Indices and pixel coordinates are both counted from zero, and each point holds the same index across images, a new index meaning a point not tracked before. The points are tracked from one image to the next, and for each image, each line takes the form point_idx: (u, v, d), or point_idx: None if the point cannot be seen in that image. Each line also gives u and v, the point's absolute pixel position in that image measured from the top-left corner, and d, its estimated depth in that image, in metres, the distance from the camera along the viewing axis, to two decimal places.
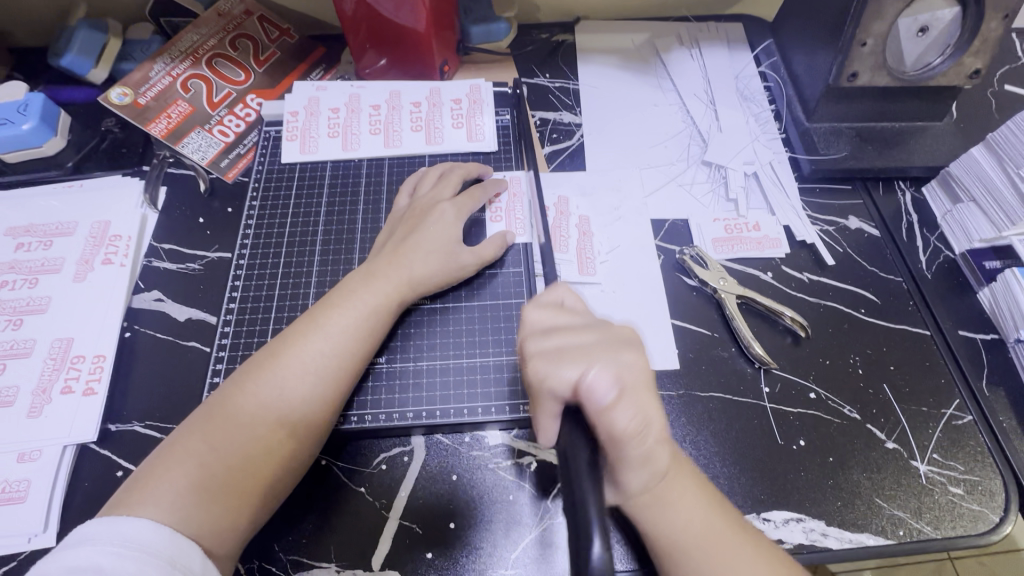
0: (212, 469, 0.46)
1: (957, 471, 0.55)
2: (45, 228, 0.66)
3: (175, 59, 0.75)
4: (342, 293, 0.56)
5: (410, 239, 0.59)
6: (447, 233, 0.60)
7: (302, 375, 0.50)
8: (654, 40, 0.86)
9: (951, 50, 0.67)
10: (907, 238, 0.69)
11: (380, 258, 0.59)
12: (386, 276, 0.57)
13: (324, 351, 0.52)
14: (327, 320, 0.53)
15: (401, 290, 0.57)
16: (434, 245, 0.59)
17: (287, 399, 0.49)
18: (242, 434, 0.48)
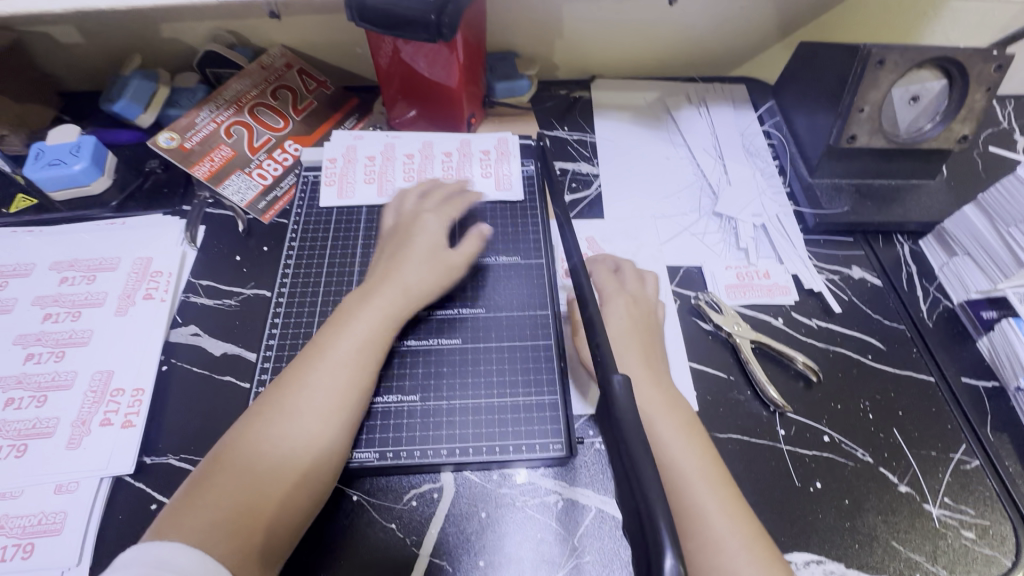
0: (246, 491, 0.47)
1: (968, 515, 0.57)
2: (89, 263, 0.69)
3: (220, 107, 0.80)
4: (346, 311, 0.58)
5: (402, 251, 0.63)
6: (433, 241, 0.64)
7: (321, 397, 0.52)
8: (664, 98, 0.93)
9: (941, 116, 0.73)
10: (908, 288, 0.73)
11: (376, 273, 0.62)
12: (383, 290, 0.59)
13: (337, 369, 0.54)
14: (337, 339, 0.55)
15: (398, 299, 0.59)
16: (427, 251, 0.63)
17: (308, 420, 0.51)
18: (271, 458, 0.49)
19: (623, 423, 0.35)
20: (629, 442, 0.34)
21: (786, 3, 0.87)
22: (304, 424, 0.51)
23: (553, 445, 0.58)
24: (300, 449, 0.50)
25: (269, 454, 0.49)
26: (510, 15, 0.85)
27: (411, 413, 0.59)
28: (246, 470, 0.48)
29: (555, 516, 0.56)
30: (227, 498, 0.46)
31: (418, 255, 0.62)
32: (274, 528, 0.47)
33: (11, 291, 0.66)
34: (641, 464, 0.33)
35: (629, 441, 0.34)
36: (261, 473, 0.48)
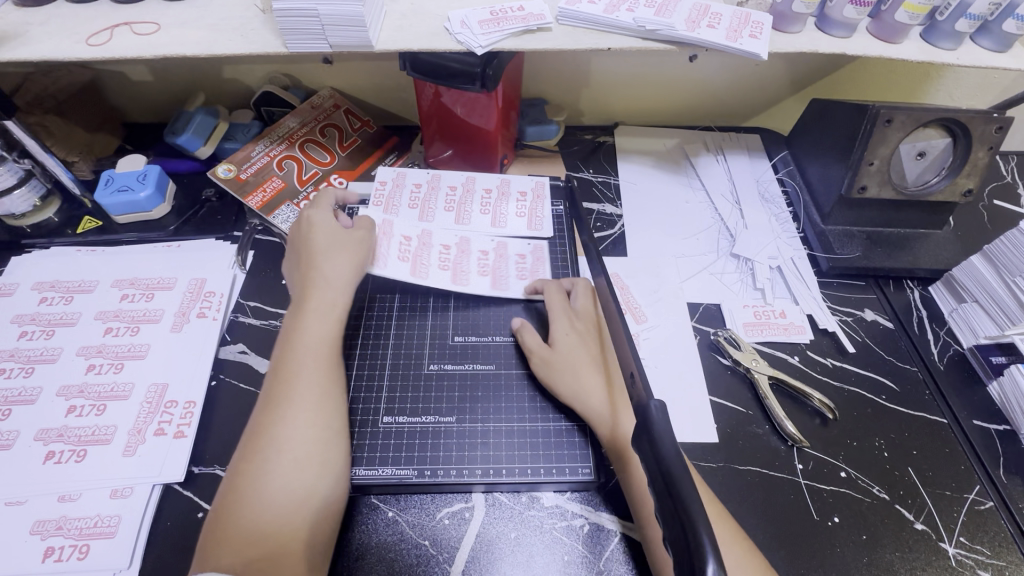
0: (270, 507, 0.51)
1: (983, 554, 0.59)
2: (147, 282, 0.74)
3: (274, 142, 0.86)
4: (298, 326, 0.61)
5: (311, 248, 0.67)
6: (332, 234, 0.69)
7: (302, 412, 0.56)
8: (683, 145, 0.99)
9: (946, 171, 0.78)
10: (919, 331, 0.77)
11: (300, 283, 0.65)
12: (303, 302, 0.63)
13: (309, 384, 0.58)
14: (294, 354, 0.59)
15: (339, 301, 0.64)
16: (332, 244, 0.67)
17: (297, 435, 0.54)
18: (280, 477, 0.52)
19: (661, 449, 0.38)
20: (670, 468, 0.37)
21: (798, 63, 0.94)
22: (299, 440, 0.54)
23: (581, 469, 0.61)
24: (295, 461, 0.53)
25: (275, 474, 0.52)
26: (542, 67, 0.93)
27: (419, 422, 0.63)
28: (259, 490, 0.51)
29: (579, 540, 0.58)
30: (249, 522, 0.50)
31: (333, 250, 0.67)
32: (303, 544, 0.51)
33: (75, 305, 0.71)
34: (683, 486, 0.36)
35: (669, 465, 0.37)
36: (276, 491, 0.52)
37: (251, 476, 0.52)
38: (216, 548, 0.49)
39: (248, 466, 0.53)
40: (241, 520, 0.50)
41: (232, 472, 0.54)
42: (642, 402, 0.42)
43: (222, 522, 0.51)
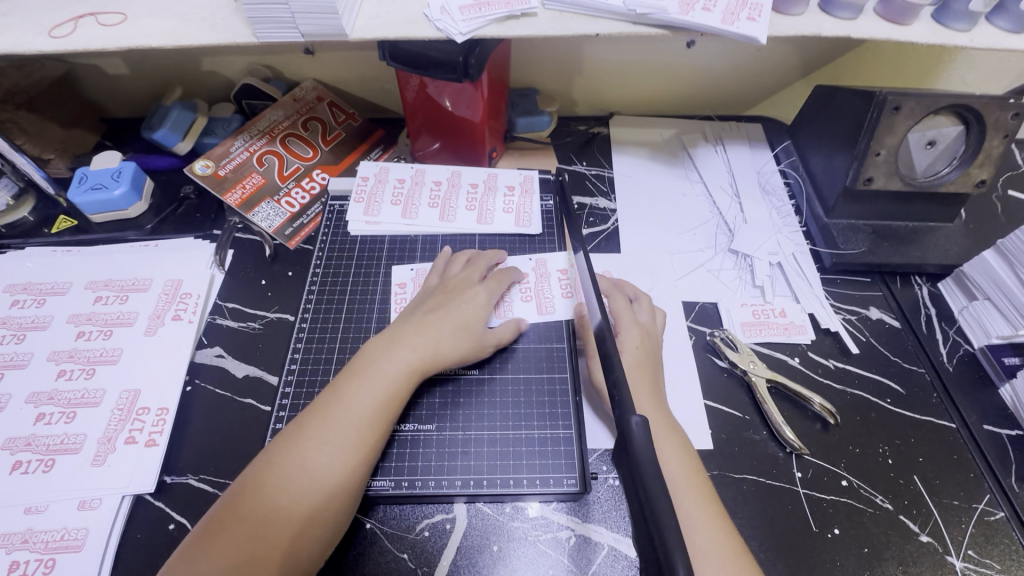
0: (257, 538, 0.46)
1: (993, 569, 0.56)
2: (122, 284, 0.72)
3: (253, 136, 0.83)
4: (366, 364, 0.57)
5: (440, 309, 0.62)
6: (477, 313, 0.64)
7: (329, 447, 0.51)
8: (681, 135, 0.95)
9: (958, 161, 0.74)
10: (927, 331, 0.73)
11: (406, 326, 0.61)
12: (410, 344, 0.59)
13: (350, 424, 0.52)
14: (359, 391, 0.55)
15: (426, 358, 0.58)
16: (464, 318, 0.62)
17: (318, 472, 0.50)
18: (280, 509, 0.48)
19: (641, 468, 0.35)
20: (647, 487, 0.34)
21: (802, 47, 0.89)
22: (320, 471, 0.50)
23: (566, 479, 0.59)
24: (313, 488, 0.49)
25: (289, 496, 0.48)
26: (533, 55, 0.89)
27: (441, 444, 0.60)
28: (267, 505, 0.48)
29: (565, 555, 0.55)
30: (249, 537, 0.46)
31: (448, 321, 0.61)
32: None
33: (47, 308, 0.69)
34: (660, 508, 0.33)
35: (646, 484, 0.35)
36: (281, 514, 0.48)
37: (268, 488, 0.49)
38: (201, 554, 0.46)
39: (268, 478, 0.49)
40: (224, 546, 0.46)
41: (240, 483, 0.50)
42: (624, 416, 0.39)
43: (212, 534, 0.47)
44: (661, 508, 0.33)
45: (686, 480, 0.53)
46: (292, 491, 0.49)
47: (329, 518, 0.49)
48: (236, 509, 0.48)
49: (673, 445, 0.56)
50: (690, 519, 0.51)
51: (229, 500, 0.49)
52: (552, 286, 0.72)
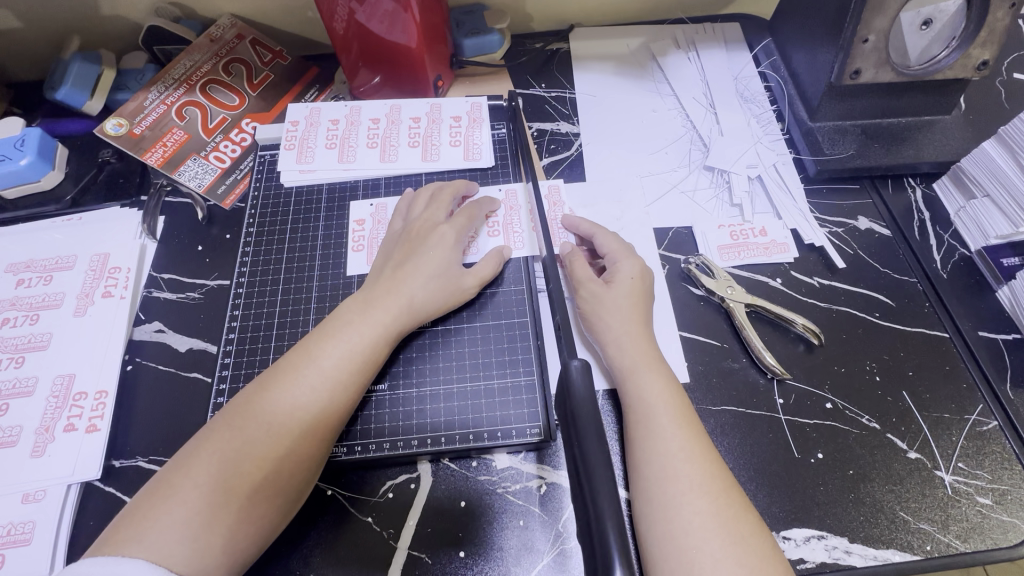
0: (215, 494, 0.44)
1: (983, 480, 0.53)
2: (45, 263, 0.66)
3: (169, 87, 0.74)
4: (337, 323, 0.54)
5: (408, 263, 0.58)
6: (447, 258, 0.59)
7: (295, 405, 0.48)
8: (649, 44, 0.85)
9: (957, 42, 0.65)
10: (920, 237, 0.67)
11: (377, 285, 0.57)
12: (385, 303, 0.55)
13: (316, 384, 0.50)
14: (324, 349, 0.52)
15: (401, 316, 0.55)
16: (437, 268, 0.58)
17: (274, 427, 0.47)
18: (239, 465, 0.46)
19: (578, 413, 0.37)
20: (581, 435, 0.36)
21: None
22: (273, 427, 0.47)
23: (529, 429, 0.56)
24: (262, 446, 0.47)
25: (238, 453, 0.46)
26: None
27: (402, 401, 0.57)
28: (215, 463, 0.46)
29: (533, 506, 0.53)
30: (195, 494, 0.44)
31: (420, 270, 0.57)
32: (241, 532, 0.45)
33: None
34: (589, 453, 0.34)
35: (580, 429, 0.36)
36: (229, 470, 0.45)
37: (216, 447, 0.46)
38: (148, 516, 0.43)
39: (218, 437, 0.47)
40: (176, 501, 0.44)
41: (192, 443, 0.48)
42: (564, 363, 0.40)
43: (155, 497, 0.44)
44: (593, 455, 0.35)
45: (668, 420, 0.49)
46: (253, 447, 0.46)
47: (291, 478, 0.47)
48: (192, 461, 0.46)
49: (659, 377, 0.52)
50: (665, 464, 0.47)
51: (183, 456, 0.47)
52: (523, 221, 0.67)
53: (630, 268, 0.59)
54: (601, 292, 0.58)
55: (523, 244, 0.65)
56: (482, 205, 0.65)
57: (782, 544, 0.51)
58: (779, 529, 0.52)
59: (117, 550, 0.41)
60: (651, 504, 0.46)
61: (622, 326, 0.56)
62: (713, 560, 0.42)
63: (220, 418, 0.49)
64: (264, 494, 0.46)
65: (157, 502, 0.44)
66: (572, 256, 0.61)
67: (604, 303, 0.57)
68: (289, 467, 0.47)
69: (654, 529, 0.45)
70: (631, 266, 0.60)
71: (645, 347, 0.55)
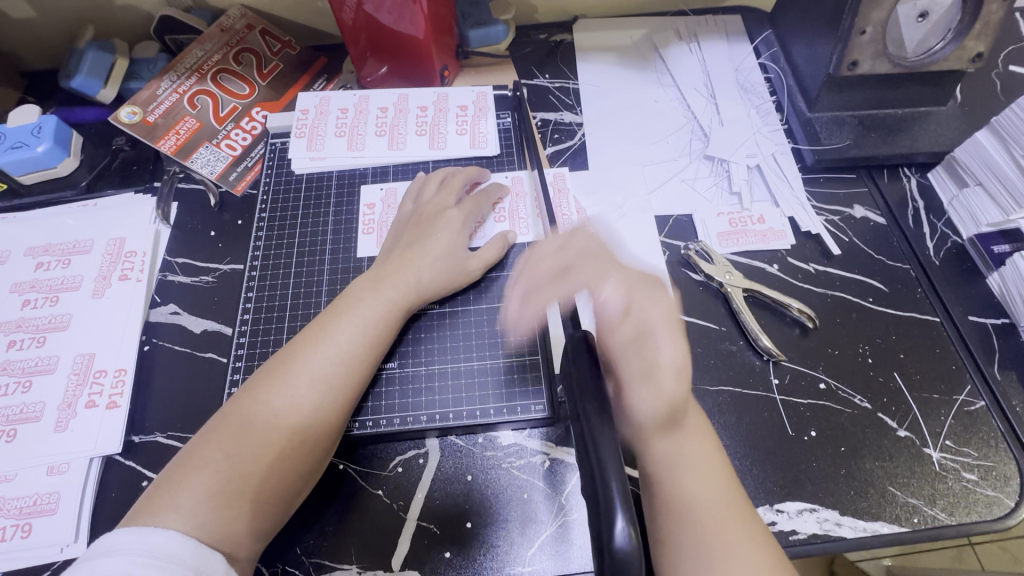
0: (243, 464, 0.47)
1: (970, 457, 0.56)
2: (62, 247, 0.68)
3: (181, 76, 0.76)
4: (350, 301, 0.56)
5: (417, 245, 0.60)
6: (454, 240, 0.61)
7: (315, 379, 0.51)
8: (652, 35, 0.86)
9: (953, 33, 0.66)
10: (914, 226, 0.69)
11: (387, 265, 0.59)
12: (395, 282, 0.57)
13: (333, 359, 0.52)
14: (339, 326, 0.54)
15: (410, 294, 0.57)
16: (446, 249, 0.60)
17: (295, 401, 0.50)
18: (265, 438, 0.48)
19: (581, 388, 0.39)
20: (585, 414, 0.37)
21: None
22: (295, 400, 0.50)
23: (534, 406, 0.58)
24: (285, 418, 0.49)
25: (262, 425, 0.48)
26: None
27: (410, 379, 0.59)
28: (242, 434, 0.48)
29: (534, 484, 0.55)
30: (223, 465, 0.46)
31: (429, 252, 0.59)
32: (267, 500, 0.47)
33: None
34: (598, 437, 0.36)
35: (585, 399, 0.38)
36: (255, 441, 0.48)
37: (241, 420, 0.49)
38: (180, 484, 0.45)
39: (243, 411, 0.49)
40: (206, 471, 0.46)
41: (217, 417, 0.50)
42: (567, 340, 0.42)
43: (185, 468, 0.47)
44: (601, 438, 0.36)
45: None
46: (277, 420, 0.49)
47: (312, 450, 0.50)
48: (218, 433, 0.48)
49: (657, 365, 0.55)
50: (665, 440, 0.49)
51: (210, 429, 0.49)
52: (528, 207, 0.69)
53: (615, 292, 0.53)
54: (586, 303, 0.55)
55: (528, 230, 0.67)
56: (489, 193, 0.67)
57: (775, 516, 0.53)
58: (771, 503, 0.54)
59: (151, 518, 0.43)
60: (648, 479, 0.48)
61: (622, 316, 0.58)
62: (706, 531, 0.44)
63: (242, 392, 0.51)
64: (287, 465, 0.48)
65: (187, 472, 0.46)
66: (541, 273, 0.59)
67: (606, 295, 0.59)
68: (311, 439, 0.49)
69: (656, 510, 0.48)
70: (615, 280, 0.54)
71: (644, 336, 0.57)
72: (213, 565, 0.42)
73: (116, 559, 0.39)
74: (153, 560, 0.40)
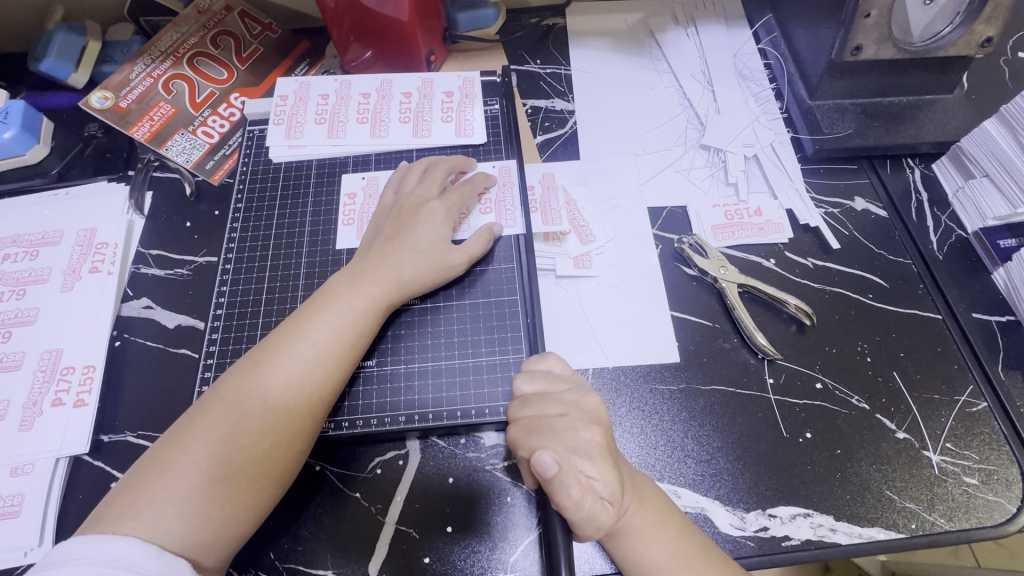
0: (212, 469, 0.45)
1: (971, 460, 0.54)
2: (31, 238, 0.66)
3: (156, 59, 0.72)
4: (327, 297, 0.53)
5: (398, 237, 0.57)
6: (437, 233, 0.58)
7: (288, 379, 0.48)
8: (647, 20, 0.83)
9: (961, 17, 0.63)
10: (916, 218, 0.66)
11: (366, 259, 0.56)
12: (374, 277, 0.54)
13: (308, 358, 0.49)
14: (315, 323, 0.51)
15: (390, 290, 0.55)
16: (427, 243, 0.57)
17: (269, 403, 0.47)
18: (235, 441, 0.46)
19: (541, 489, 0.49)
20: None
21: None
22: (268, 401, 0.47)
23: None
24: (258, 420, 0.47)
25: (233, 427, 0.46)
26: None
27: (390, 378, 0.57)
28: (212, 437, 0.46)
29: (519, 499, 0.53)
30: (192, 470, 0.44)
31: (410, 246, 0.57)
32: (239, 506, 0.45)
33: None
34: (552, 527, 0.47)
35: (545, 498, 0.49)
36: (226, 443, 0.45)
37: (211, 422, 0.46)
38: (146, 490, 0.43)
39: (213, 413, 0.47)
40: (174, 475, 0.44)
41: (187, 418, 0.48)
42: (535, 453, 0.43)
43: (151, 472, 0.44)
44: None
45: None
46: (250, 422, 0.46)
47: (287, 454, 0.47)
48: (187, 436, 0.46)
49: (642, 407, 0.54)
50: None
51: (178, 430, 0.47)
52: (515, 197, 0.66)
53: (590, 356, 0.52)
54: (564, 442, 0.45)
55: (515, 221, 0.64)
56: (475, 182, 0.63)
57: (767, 521, 0.51)
58: (763, 507, 0.52)
59: (111, 527, 0.41)
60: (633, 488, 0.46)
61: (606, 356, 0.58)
62: None
63: (212, 392, 0.49)
64: (260, 468, 0.46)
65: (153, 478, 0.44)
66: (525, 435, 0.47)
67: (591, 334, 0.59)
68: (284, 442, 0.47)
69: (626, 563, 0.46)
70: (591, 440, 0.46)
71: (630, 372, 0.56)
72: (178, 571, 0.40)
73: (74, 569, 0.37)
74: (114, 569, 0.38)
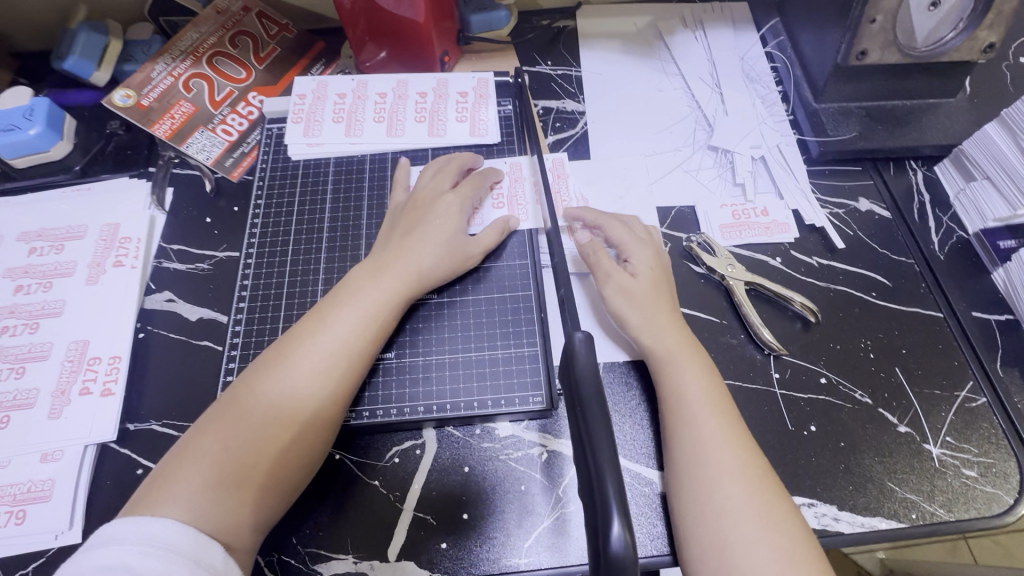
0: (240, 455, 0.46)
1: (970, 454, 0.55)
2: (56, 232, 0.67)
3: (176, 58, 0.74)
4: (348, 290, 0.55)
5: (416, 230, 0.59)
6: (453, 226, 0.60)
7: (312, 370, 0.50)
8: (657, 22, 0.84)
9: (964, 24, 0.64)
10: (919, 219, 0.68)
11: (385, 252, 0.58)
12: (395, 271, 0.56)
13: (334, 350, 0.51)
14: (337, 316, 0.53)
15: (410, 283, 0.56)
16: (444, 236, 0.59)
17: (294, 393, 0.49)
18: (261, 428, 0.47)
19: (583, 391, 0.39)
20: (584, 400, 0.39)
21: None
22: (297, 390, 0.49)
23: (533, 397, 0.57)
24: (283, 408, 0.48)
25: (260, 416, 0.48)
26: None
27: (409, 369, 0.58)
28: (241, 425, 0.47)
29: (615, 389, 0.58)
30: (221, 455, 0.46)
31: (429, 239, 0.58)
32: (269, 491, 0.47)
33: None
34: (597, 443, 0.36)
35: (583, 398, 0.39)
36: (252, 430, 0.47)
37: (238, 411, 0.48)
38: (176, 475, 0.45)
39: (240, 400, 0.49)
40: (201, 463, 0.46)
41: (215, 408, 0.49)
42: (568, 335, 0.43)
43: (180, 459, 0.46)
44: (595, 418, 0.38)
45: (692, 371, 0.52)
46: (275, 412, 0.48)
47: (313, 443, 0.49)
48: (214, 425, 0.48)
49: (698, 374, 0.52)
50: (699, 402, 0.50)
51: (207, 419, 0.49)
52: (528, 193, 0.68)
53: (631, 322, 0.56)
54: (628, 286, 0.58)
55: (528, 216, 0.66)
56: (486, 175, 0.65)
57: None
58: None
59: (148, 510, 0.43)
60: (688, 411, 0.50)
61: (655, 320, 0.56)
62: (743, 504, 0.44)
63: (238, 384, 0.50)
64: (287, 458, 0.48)
65: (182, 465, 0.46)
66: (593, 248, 0.61)
67: (634, 298, 0.57)
68: (309, 431, 0.49)
69: (688, 481, 0.47)
70: (645, 256, 0.60)
71: (682, 336, 0.55)
72: (212, 554, 0.41)
73: (115, 548, 0.39)
74: (151, 548, 0.39)
